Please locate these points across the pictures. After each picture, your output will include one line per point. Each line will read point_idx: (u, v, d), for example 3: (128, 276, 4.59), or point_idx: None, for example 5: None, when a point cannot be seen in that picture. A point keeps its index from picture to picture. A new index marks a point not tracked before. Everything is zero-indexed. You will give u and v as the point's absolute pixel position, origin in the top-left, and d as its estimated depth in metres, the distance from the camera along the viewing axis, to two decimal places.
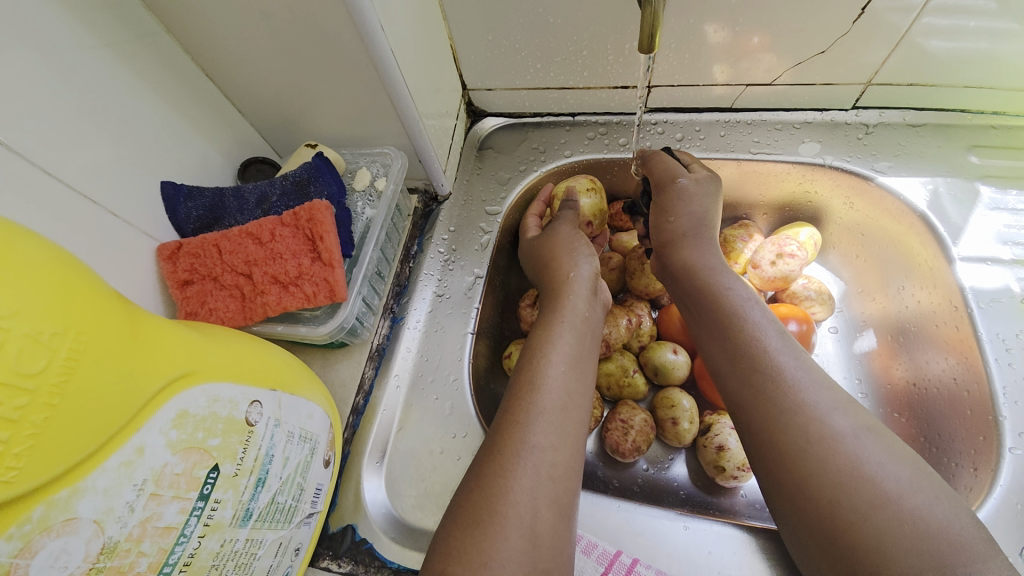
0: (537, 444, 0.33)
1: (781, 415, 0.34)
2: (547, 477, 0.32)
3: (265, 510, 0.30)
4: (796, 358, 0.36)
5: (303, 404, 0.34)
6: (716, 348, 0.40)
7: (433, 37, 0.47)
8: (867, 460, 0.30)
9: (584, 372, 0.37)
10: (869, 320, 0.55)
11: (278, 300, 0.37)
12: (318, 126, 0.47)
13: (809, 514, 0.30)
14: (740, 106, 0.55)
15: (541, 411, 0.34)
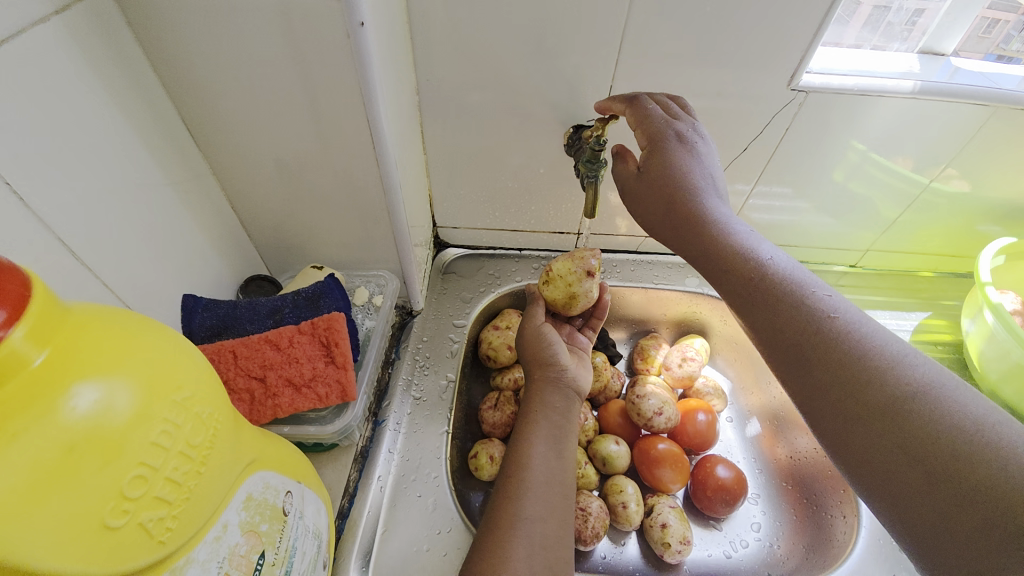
0: (528, 520, 0.38)
1: (839, 357, 0.32)
2: (537, 550, 0.37)
3: None
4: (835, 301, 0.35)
5: (314, 499, 0.36)
6: (783, 315, 0.35)
7: (420, 189, 0.61)
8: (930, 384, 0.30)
9: (562, 452, 0.43)
10: (752, 409, 0.70)
11: (291, 402, 0.41)
12: (320, 251, 0.55)
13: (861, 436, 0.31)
14: (643, 249, 0.75)
15: (528, 488, 0.40)
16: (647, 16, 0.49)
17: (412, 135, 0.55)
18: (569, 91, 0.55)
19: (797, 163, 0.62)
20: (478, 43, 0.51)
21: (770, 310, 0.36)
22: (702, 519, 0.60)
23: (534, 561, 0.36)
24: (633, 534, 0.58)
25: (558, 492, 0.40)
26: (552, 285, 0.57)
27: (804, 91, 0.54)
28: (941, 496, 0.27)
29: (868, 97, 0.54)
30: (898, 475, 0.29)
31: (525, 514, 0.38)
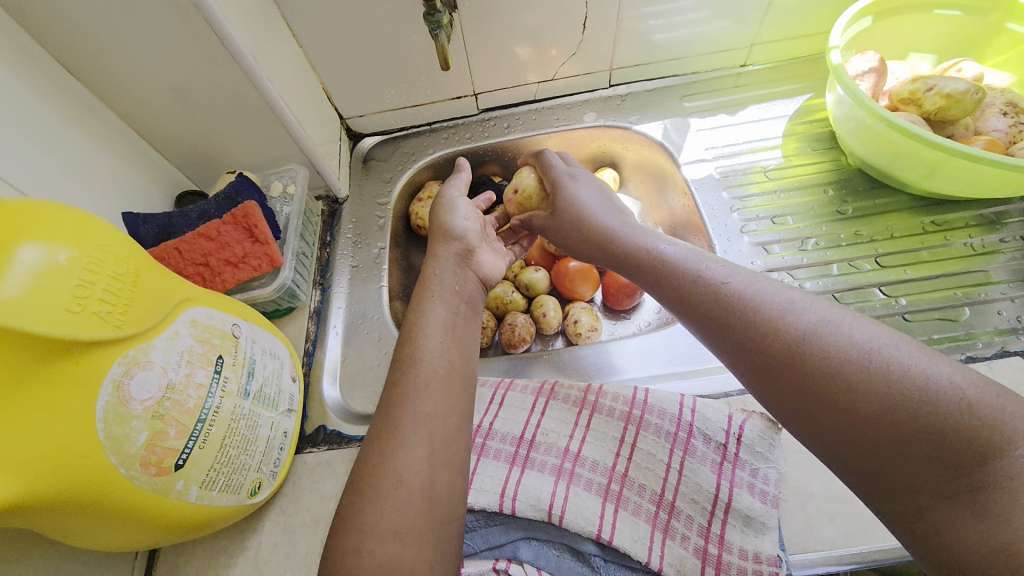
0: (417, 404, 0.42)
1: (771, 335, 0.38)
2: (421, 434, 0.41)
3: (257, 394, 0.45)
4: (751, 281, 0.41)
5: (267, 335, 0.49)
6: (719, 316, 0.41)
7: (306, 84, 0.66)
8: (851, 335, 0.36)
9: (449, 368, 0.45)
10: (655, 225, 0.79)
11: (233, 275, 0.52)
12: (232, 158, 0.62)
13: (817, 408, 0.35)
14: (543, 96, 0.79)
15: (415, 385, 0.43)
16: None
17: (273, 28, 0.59)
18: None
19: None
20: None
21: (703, 312, 0.42)
22: (615, 314, 0.74)
23: (427, 450, 0.41)
24: (558, 335, 0.72)
25: (449, 376, 0.45)
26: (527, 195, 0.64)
27: None
28: (896, 446, 0.32)
29: None
30: (859, 440, 0.33)
31: (416, 406, 0.42)
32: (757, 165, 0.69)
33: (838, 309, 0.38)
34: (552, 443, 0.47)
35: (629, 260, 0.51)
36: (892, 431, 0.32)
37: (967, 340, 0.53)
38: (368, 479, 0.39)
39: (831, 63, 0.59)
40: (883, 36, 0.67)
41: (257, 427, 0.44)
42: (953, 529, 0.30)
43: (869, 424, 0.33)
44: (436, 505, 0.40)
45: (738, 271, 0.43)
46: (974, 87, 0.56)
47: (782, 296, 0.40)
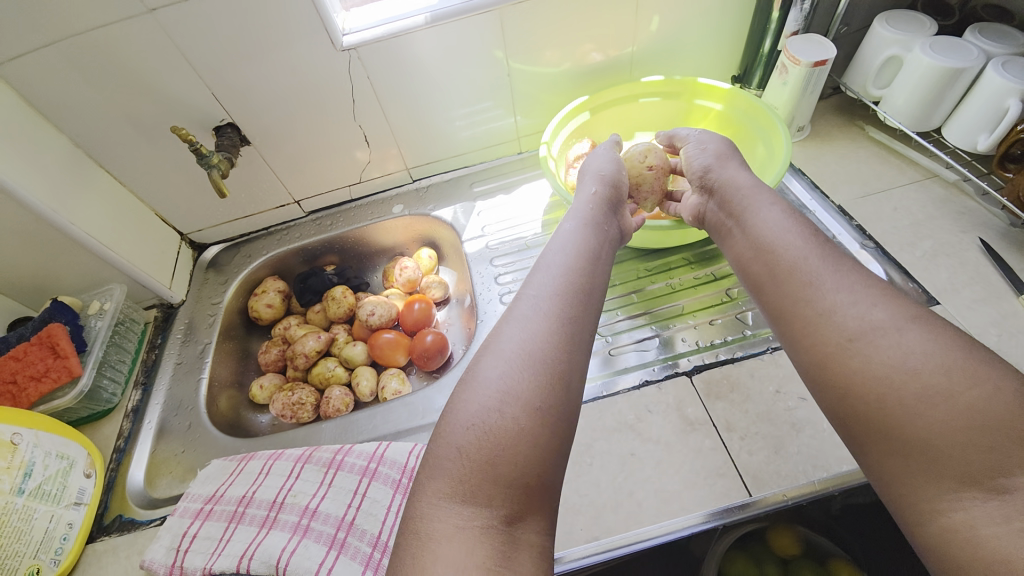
0: (512, 337, 0.44)
1: (839, 323, 0.42)
2: (519, 354, 0.43)
3: (35, 491, 0.55)
4: (832, 267, 0.46)
5: (59, 438, 0.59)
6: (805, 304, 0.45)
7: (133, 214, 0.79)
8: (893, 345, 0.39)
9: (560, 313, 0.46)
10: (461, 295, 0.92)
11: (36, 388, 0.61)
12: (60, 284, 0.73)
13: (870, 391, 0.39)
14: (358, 195, 0.94)
15: (515, 317, 0.46)
16: (194, 38, 0.66)
17: (87, 179, 0.72)
18: (188, 107, 0.73)
19: (401, 95, 0.80)
20: (95, 102, 0.69)
21: (785, 289, 0.47)
22: (430, 375, 0.84)
23: (531, 365, 0.42)
24: (375, 401, 0.82)
25: (560, 313, 0.46)
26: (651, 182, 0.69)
27: (351, 51, 0.72)
28: (954, 446, 0.35)
29: (397, 39, 0.72)
30: (916, 442, 0.37)
31: (533, 323, 0.45)
32: (523, 237, 0.82)
33: (912, 308, 0.41)
34: (297, 502, 0.55)
35: (740, 224, 0.55)
36: (939, 422, 0.36)
37: (655, 362, 0.62)
38: (465, 390, 0.42)
39: (541, 156, 0.75)
40: (605, 124, 0.83)
41: (32, 519, 0.54)
42: (972, 517, 0.33)
43: (914, 413, 0.37)
44: (546, 420, 0.40)
45: (830, 258, 0.47)
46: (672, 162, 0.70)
47: (850, 289, 0.44)
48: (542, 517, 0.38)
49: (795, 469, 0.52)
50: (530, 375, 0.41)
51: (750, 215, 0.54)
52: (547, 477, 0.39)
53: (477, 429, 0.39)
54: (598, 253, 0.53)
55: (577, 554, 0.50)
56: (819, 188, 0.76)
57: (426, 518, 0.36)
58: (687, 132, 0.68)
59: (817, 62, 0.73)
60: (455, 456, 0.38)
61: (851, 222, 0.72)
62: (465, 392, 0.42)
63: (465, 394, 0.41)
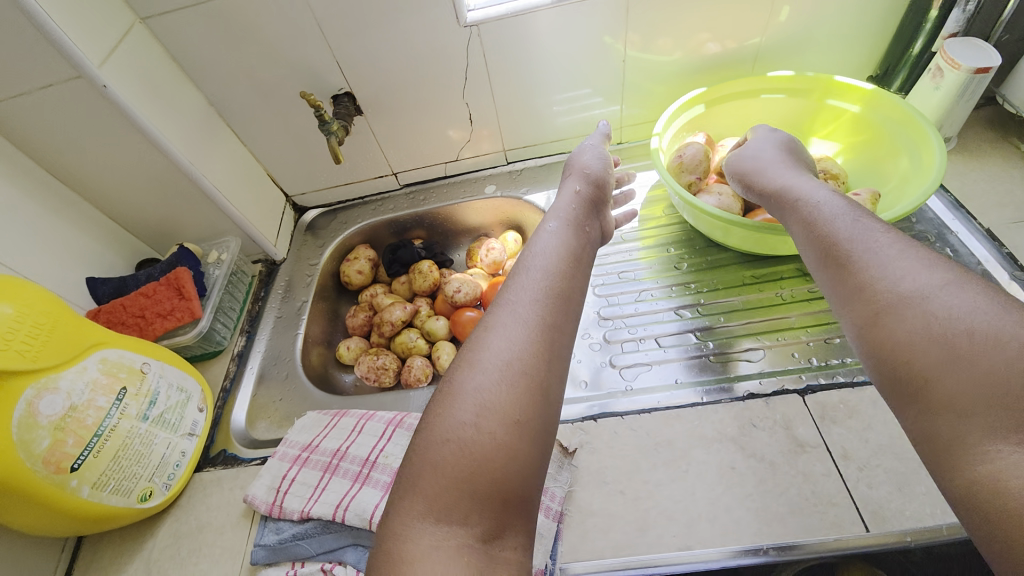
0: (502, 347, 0.44)
1: (874, 291, 0.42)
2: (503, 368, 0.42)
3: (157, 418, 0.60)
4: (872, 239, 0.45)
5: (178, 372, 0.64)
6: (845, 277, 0.45)
7: (249, 172, 0.83)
8: (932, 307, 0.39)
9: (538, 321, 0.46)
10: None
11: (162, 325, 0.67)
12: (185, 231, 0.79)
13: (903, 354, 0.39)
14: (453, 172, 0.95)
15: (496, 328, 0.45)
16: (327, 6, 0.68)
17: (216, 135, 0.77)
18: (311, 73, 0.76)
19: (511, 76, 0.79)
20: (233, 65, 0.74)
21: (824, 267, 0.48)
22: None
23: (507, 377, 0.41)
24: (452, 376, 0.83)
25: (545, 315, 0.46)
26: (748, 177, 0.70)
27: (474, 27, 0.72)
28: (993, 400, 0.33)
29: (522, 17, 0.72)
30: (955, 401, 0.35)
31: (513, 334, 0.44)
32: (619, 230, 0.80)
33: (949, 273, 0.40)
34: (388, 463, 0.57)
35: (789, 205, 0.55)
36: (968, 385, 0.35)
37: (759, 376, 0.59)
38: (444, 406, 0.41)
39: (652, 148, 0.71)
40: (721, 117, 0.78)
41: (152, 443, 0.59)
42: (1000, 467, 0.32)
43: (939, 377, 0.36)
44: (523, 423, 0.40)
45: (868, 228, 0.46)
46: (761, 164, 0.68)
47: (885, 258, 0.43)
48: (521, 531, 0.38)
49: (922, 509, 0.47)
50: (506, 382, 0.41)
51: (799, 204, 0.54)
52: (523, 488, 0.38)
53: (456, 441, 0.39)
54: (579, 256, 0.54)
55: (667, 560, 0.49)
56: (963, 207, 0.69)
57: (403, 540, 0.36)
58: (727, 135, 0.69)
59: (979, 69, 0.65)
60: (443, 463, 0.38)
61: (1000, 248, 0.64)
62: (445, 403, 0.41)
63: (445, 407, 0.41)
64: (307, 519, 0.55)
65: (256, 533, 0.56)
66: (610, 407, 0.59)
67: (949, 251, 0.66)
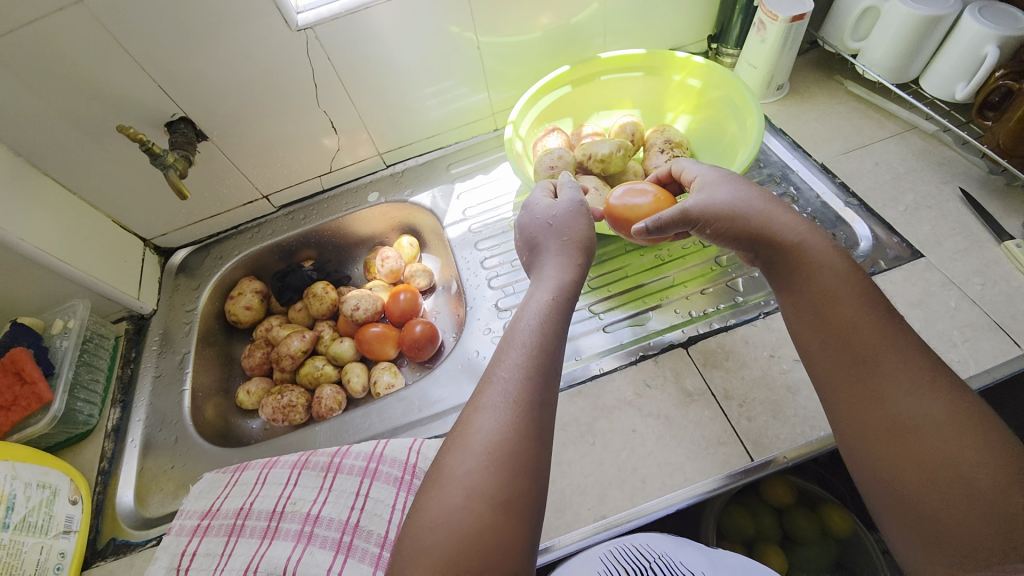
0: (489, 426, 0.41)
1: (898, 405, 0.41)
2: (492, 445, 0.41)
3: (21, 523, 0.52)
4: (890, 342, 0.43)
5: (37, 467, 0.56)
6: (862, 377, 0.43)
7: (86, 223, 0.73)
8: (947, 439, 0.38)
9: (524, 404, 0.42)
10: (446, 281, 0.90)
11: (6, 418, 0.58)
12: (16, 306, 0.68)
13: (901, 469, 0.39)
14: (330, 184, 0.89)
15: (485, 407, 0.43)
16: (132, 26, 0.60)
17: (31, 187, 0.66)
18: (133, 103, 0.67)
19: (366, 77, 0.75)
20: (30, 105, 0.63)
21: (834, 356, 0.45)
22: (421, 365, 0.83)
23: (497, 460, 0.40)
24: (367, 397, 0.80)
25: (531, 370, 0.44)
26: (606, 164, 0.69)
27: (309, 31, 0.67)
28: (986, 534, 0.35)
29: (358, 13, 0.68)
30: (951, 529, 0.36)
31: (502, 415, 0.42)
32: (505, 217, 0.80)
33: (967, 402, 0.39)
34: (298, 509, 0.53)
35: (790, 279, 0.50)
36: (963, 516, 0.36)
37: (648, 338, 0.62)
38: (431, 492, 0.40)
39: (506, 139, 0.72)
40: (582, 100, 0.80)
41: (21, 552, 0.51)
42: None
43: (934, 499, 0.38)
44: (525, 488, 0.39)
45: (891, 330, 0.44)
46: (616, 147, 0.68)
47: (900, 365, 0.42)
48: None
49: (794, 430, 0.52)
50: (498, 451, 0.40)
51: (793, 265, 0.49)
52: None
53: (445, 526, 0.38)
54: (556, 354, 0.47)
55: (586, 533, 0.50)
56: (800, 147, 0.76)
57: None
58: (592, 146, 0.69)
59: (794, 17, 0.71)
60: (429, 546, 0.37)
61: (833, 179, 0.71)
62: (436, 481, 0.40)
63: (434, 488, 0.40)
64: None
65: None
66: None
67: (793, 189, 0.72)
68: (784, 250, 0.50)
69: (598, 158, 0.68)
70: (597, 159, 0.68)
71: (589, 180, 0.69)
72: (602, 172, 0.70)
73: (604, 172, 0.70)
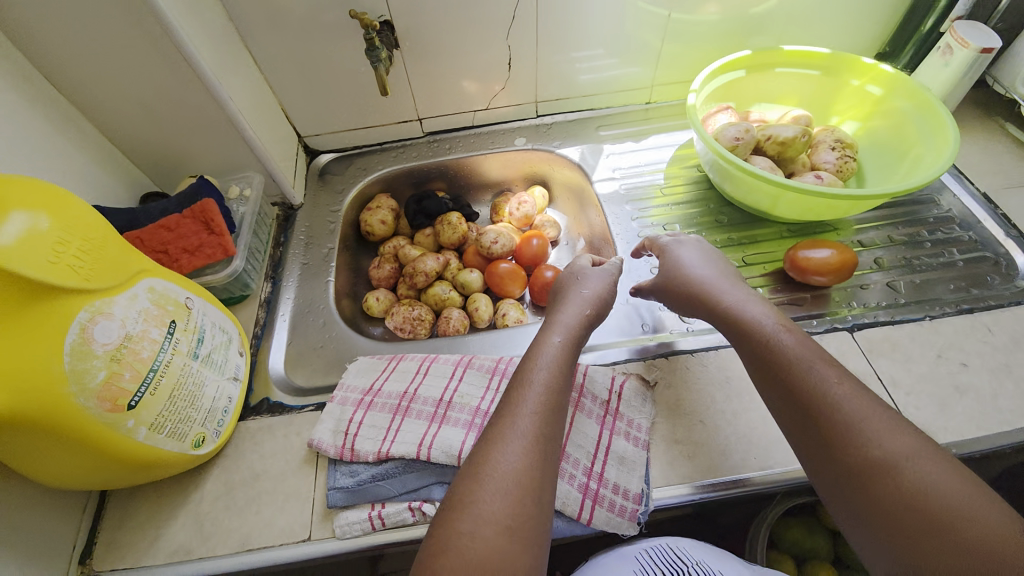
0: (510, 459, 0.42)
1: (858, 447, 0.41)
2: (515, 471, 0.41)
3: (205, 357, 0.51)
4: (832, 386, 0.44)
5: (215, 311, 0.55)
6: (819, 427, 0.43)
7: (267, 103, 0.75)
8: (917, 479, 0.38)
9: (539, 433, 0.44)
10: (575, 236, 0.91)
11: (189, 262, 0.59)
12: (194, 165, 0.70)
13: (887, 524, 0.38)
14: (480, 122, 0.91)
15: (507, 434, 0.44)
16: None
17: (235, 54, 0.68)
18: None
19: (558, 21, 0.77)
20: None
21: (793, 405, 0.46)
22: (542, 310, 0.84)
23: (511, 490, 0.40)
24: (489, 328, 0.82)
25: (547, 404, 0.46)
26: (783, 148, 0.70)
27: None
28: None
29: None
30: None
31: (521, 444, 0.43)
32: (655, 183, 0.82)
33: (918, 440, 0.40)
34: (466, 403, 0.55)
35: (749, 337, 0.51)
36: (951, 567, 0.34)
37: (808, 318, 0.64)
38: (453, 518, 0.40)
39: (688, 105, 0.73)
40: (751, 87, 0.82)
41: (204, 386, 0.50)
42: None
43: (924, 546, 0.36)
44: (536, 516, 0.40)
45: (829, 375, 0.45)
46: (800, 133, 0.69)
47: (852, 406, 0.43)
48: None
49: (960, 425, 0.54)
50: (516, 477, 0.41)
51: (740, 320, 0.53)
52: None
53: (467, 555, 0.37)
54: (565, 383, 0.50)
55: (754, 478, 0.50)
56: (964, 175, 0.78)
57: None
58: (773, 126, 0.71)
59: (986, 48, 0.73)
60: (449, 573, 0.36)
61: (995, 210, 0.73)
62: (462, 507, 0.40)
63: (460, 519, 0.39)
64: (385, 459, 0.52)
65: (326, 478, 0.52)
66: (682, 346, 0.60)
67: (953, 213, 0.74)
68: (742, 317, 0.53)
69: (779, 140, 0.70)
70: (778, 141, 0.70)
71: (762, 160, 0.70)
72: (775, 155, 0.71)
73: (777, 154, 0.71)
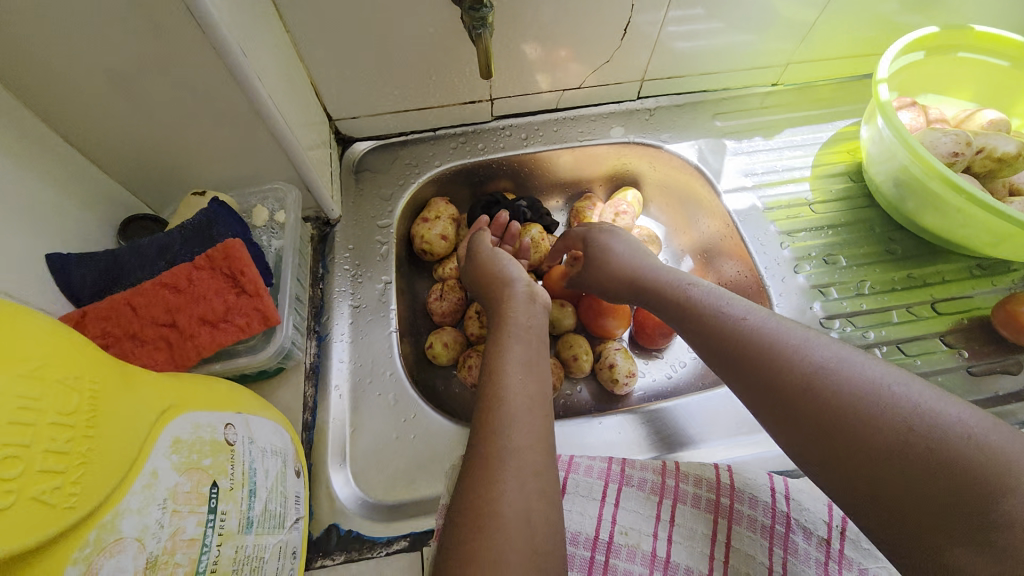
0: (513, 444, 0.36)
1: (777, 367, 0.35)
2: (522, 462, 0.35)
3: (262, 517, 0.34)
4: (746, 313, 0.39)
5: (264, 422, 0.38)
6: (737, 358, 0.37)
7: (293, 77, 0.52)
8: (854, 376, 0.32)
9: (534, 419, 0.38)
10: (685, 249, 0.71)
11: (211, 339, 0.39)
12: (196, 172, 0.48)
13: (829, 440, 0.31)
14: (565, 105, 0.70)
15: (507, 426, 0.37)
16: None
17: None
18: None
19: None
20: None
21: (711, 351, 0.40)
22: (646, 351, 0.67)
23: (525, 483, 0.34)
24: (587, 380, 0.64)
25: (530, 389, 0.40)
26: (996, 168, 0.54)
27: None
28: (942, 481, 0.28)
29: None
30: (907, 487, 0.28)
31: (524, 434, 0.37)
32: (799, 196, 0.64)
33: (845, 345, 0.35)
34: (633, 544, 0.40)
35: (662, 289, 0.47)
36: (898, 461, 0.29)
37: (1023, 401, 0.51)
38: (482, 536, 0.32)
39: (878, 98, 0.54)
40: (926, 72, 0.64)
41: (266, 560, 0.33)
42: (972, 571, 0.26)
43: (865, 448, 0.30)
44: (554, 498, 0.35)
45: (735, 304, 0.41)
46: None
47: (774, 328, 0.37)
48: None
49: None
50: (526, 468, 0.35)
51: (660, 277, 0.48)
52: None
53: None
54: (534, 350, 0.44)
55: None
56: None
57: None
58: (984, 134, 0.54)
59: None
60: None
61: None
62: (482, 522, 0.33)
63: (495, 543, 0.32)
64: None
65: None
66: None
67: None
68: (654, 273, 0.49)
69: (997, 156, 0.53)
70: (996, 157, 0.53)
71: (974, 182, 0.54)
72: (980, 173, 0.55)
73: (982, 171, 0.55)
